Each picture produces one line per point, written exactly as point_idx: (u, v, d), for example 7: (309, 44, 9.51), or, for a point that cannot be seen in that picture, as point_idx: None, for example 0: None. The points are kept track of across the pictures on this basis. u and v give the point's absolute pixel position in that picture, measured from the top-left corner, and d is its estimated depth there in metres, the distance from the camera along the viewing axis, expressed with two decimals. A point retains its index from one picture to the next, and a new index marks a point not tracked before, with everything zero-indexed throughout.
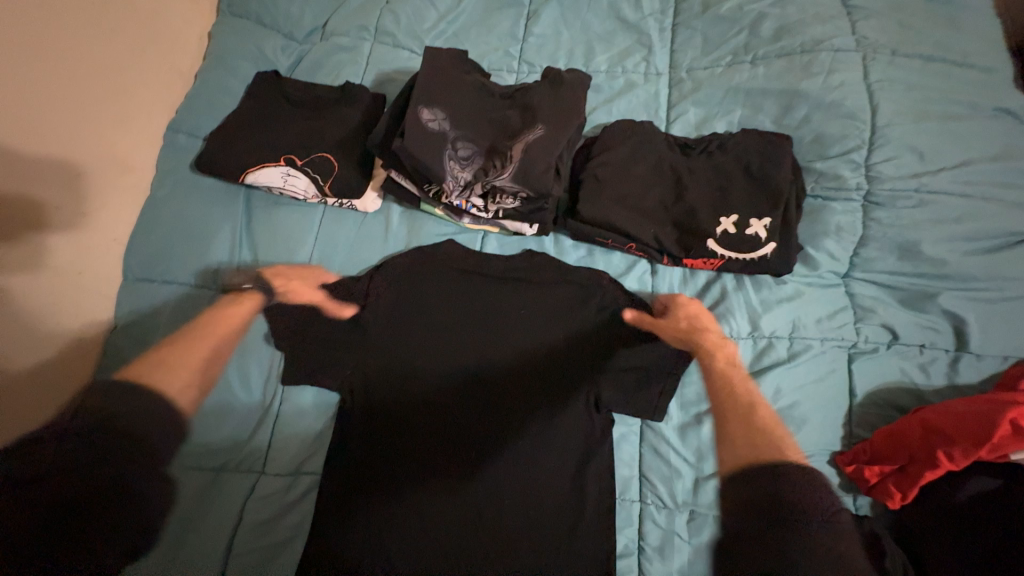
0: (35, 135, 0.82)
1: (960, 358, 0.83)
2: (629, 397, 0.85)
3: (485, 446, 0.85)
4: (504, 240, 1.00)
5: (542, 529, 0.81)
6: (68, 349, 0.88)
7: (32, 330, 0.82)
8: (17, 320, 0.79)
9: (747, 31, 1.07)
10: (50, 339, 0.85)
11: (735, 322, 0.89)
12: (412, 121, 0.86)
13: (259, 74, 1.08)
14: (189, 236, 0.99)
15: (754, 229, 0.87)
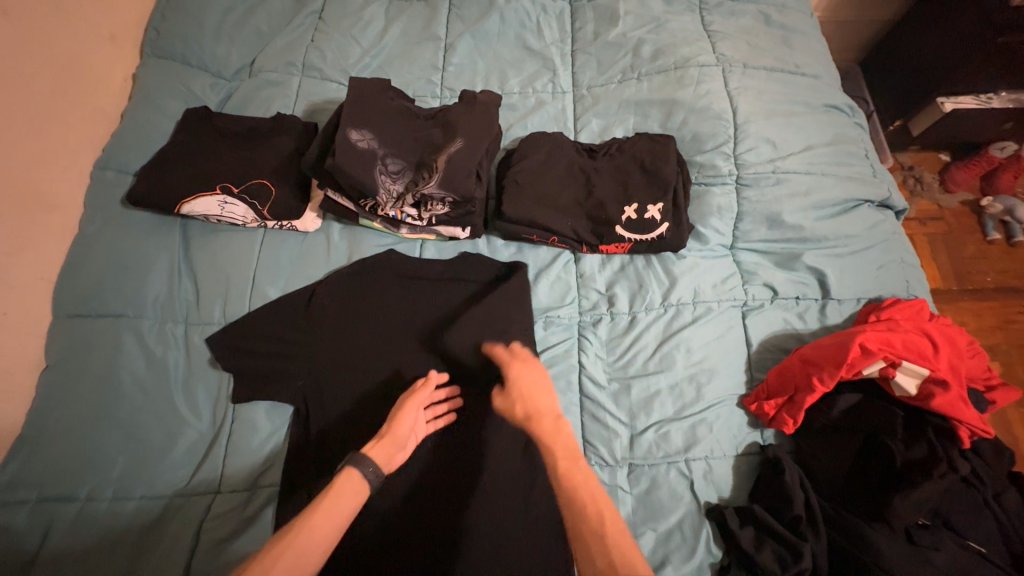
0: None
1: (827, 304, 1.02)
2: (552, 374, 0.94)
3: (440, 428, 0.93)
4: (441, 245, 1.09)
5: (499, 499, 0.87)
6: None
7: None
8: None
9: (632, 53, 1.26)
10: None
11: (649, 294, 1.03)
12: (342, 143, 0.93)
13: (189, 110, 1.13)
14: (122, 268, 0.99)
15: (651, 213, 1.02)
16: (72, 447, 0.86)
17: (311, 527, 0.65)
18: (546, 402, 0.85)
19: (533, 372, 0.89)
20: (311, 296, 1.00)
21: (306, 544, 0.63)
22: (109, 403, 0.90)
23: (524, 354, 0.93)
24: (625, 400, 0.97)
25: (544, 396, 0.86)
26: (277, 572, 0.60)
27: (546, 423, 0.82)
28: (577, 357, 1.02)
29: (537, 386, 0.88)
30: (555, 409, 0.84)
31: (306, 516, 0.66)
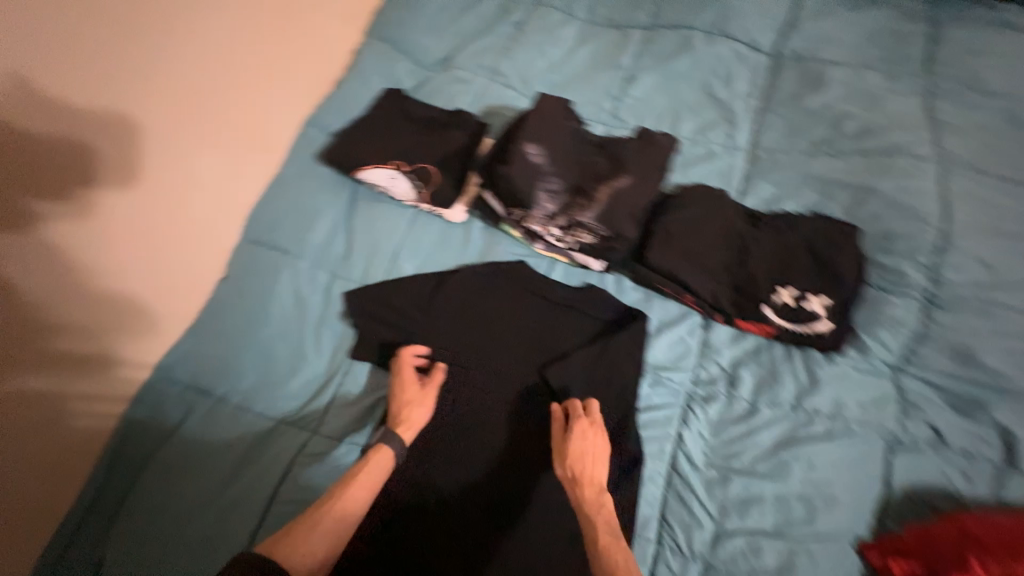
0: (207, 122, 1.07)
1: (1010, 475, 0.82)
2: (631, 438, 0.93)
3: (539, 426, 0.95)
4: (570, 270, 1.09)
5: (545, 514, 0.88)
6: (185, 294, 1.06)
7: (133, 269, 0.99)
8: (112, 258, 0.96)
9: (830, 126, 1.15)
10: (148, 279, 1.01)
11: (780, 389, 0.93)
12: (517, 153, 0.98)
13: (388, 89, 1.26)
14: (300, 212, 1.13)
15: (813, 305, 0.93)
16: (223, 350, 1.01)
17: (352, 494, 0.81)
18: (597, 470, 0.85)
19: (596, 436, 0.88)
20: (442, 282, 1.06)
21: (342, 508, 0.79)
22: (258, 324, 1.03)
23: (599, 416, 0.90)
24: (719, 494, 0.89)
25: (596, 464, 0.85)
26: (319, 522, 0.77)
27: (588, 492, 0.82)
28: (678, 427, 0.95)
29: (596, 452, 0.86)
30: (601, 480, 0.84)
31: (340, 487, 0.82)
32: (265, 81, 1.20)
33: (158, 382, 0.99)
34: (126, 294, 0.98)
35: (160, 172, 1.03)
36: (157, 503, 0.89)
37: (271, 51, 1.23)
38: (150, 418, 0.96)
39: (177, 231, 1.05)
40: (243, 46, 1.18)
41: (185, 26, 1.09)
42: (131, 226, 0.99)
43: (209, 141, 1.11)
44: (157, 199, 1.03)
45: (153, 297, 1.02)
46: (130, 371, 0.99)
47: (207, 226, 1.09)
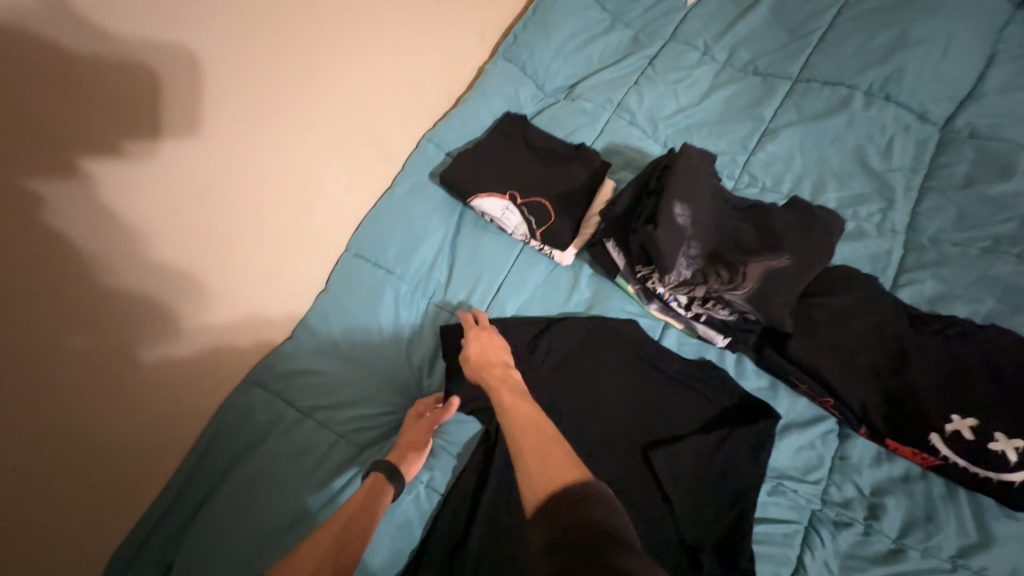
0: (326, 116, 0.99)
1: None
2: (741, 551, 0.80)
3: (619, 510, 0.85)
4: (683, 338, 0.98)
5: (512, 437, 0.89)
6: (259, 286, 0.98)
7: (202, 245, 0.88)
8: (186, 230, 0.85)
9: (1017, 221, 0.98)
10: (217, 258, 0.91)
11: (938, 535, 0.78)
12: (663, 212, 0.86)
13: (508, 113, 1.20)
14: (406, 230, 1.09)
15: (1001, 446, 0.76)
16: (317, 365, 0.99)
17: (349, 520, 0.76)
18: (500, 358, 0.88)
19: (491, 333, 0.92)
20: (547, 331, 0.97)
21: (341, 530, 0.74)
22: (353, 341, 1.00)
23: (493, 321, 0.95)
24: None
25: (498, 351, 0.90)
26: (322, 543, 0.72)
27: (496, 371, 0.84)
28: (798, 550, 0.81)
29: (477, 348, 0.90)
30: (506, 364, 0.87)
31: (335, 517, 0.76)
32: (403, 89, 1.15)
33: (249, 387, 0.98)
34: (230, 288, 0.94)
35: (296, 169, 0.99)
36: (230, 516, 0.86)
37: (418, 57, 1.17)
38: (236, 424, 0.94)
39: (294, 234, 1.02)
40: (396, 47, 1.11)
41: (353, 15, 1.01)
42: (259, 220, 0.96)
43: (343, 145, 1.06)
44: (287, 196, 0.99)
45: (259, 296, 0.99)
46: (229, 372, 0.98)
47: (320, 234, 1.07)
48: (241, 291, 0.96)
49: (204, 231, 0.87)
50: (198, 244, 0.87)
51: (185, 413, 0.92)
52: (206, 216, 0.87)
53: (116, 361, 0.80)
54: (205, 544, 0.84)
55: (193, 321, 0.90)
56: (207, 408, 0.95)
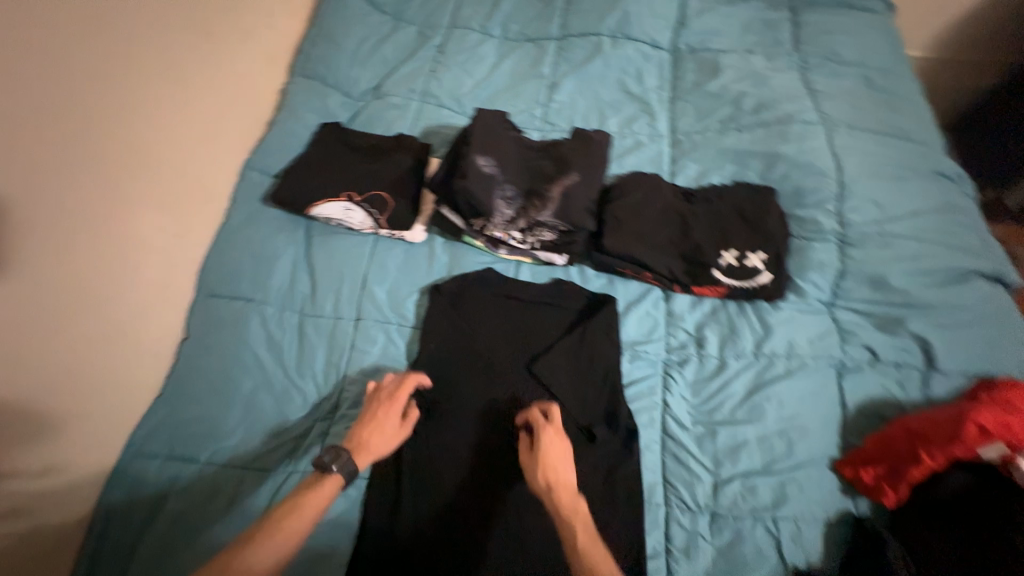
0: (110, 188, 0.96)
1: (931, 375, 0.98)
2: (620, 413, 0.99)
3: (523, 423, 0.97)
4: (535, 269, 1.14)
5: (526, 515, 0.90)
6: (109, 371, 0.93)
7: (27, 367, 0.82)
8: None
9: (733, 105, 1.30)
10: (48, 375, 0.84)
11: (741, 341, 1.03)
12: (470, 168, 1.00)
13: (323, 124, 1.26)
14: (255, 258, 1.10)
15: (752, 261, 1.04)
16: (200, 412, 0.96)
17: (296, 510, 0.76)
18: (573, 478, 0.83)
19: (558, 441, 0.86)
20: (425, 303, 1.10)
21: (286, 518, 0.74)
22: (231, 377, 0.99)
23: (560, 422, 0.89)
24: (710, 446, 0.96)
25: (566, 467, 0.84)
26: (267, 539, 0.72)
27: (567, 496, 0.80)
28: (661, 395, 1.02)
29: (555, 456, 0.84)
30: (573, 485, 0.83)
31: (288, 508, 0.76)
32: (194, 122, 1.13)
33: (128, 463, 0.92)
34: (78, 389, 0.88)
35: (94, 244, 0.92)
36: None
37: (195, 91, 1.14)
38: (127, 505, 0.89)
39: (125, 297, 0.96)
40: (171, 91, 1.09)
41: (101, 81, 0.97)
42: (80, 302, 0.89)
43: (141, 190, 1.01)
44: (99, 279, 0.93)
45: (119, 373, 0.94)
46: (93, 458, 0.90)
47: (157, 284, 1.02)
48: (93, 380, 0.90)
49: (13, 355, 0.80)
50: (13, 367, 0.80)
51: (57, 514, 0.85)
52: (16, 341, 0.80)
53: None
54: None
55: (33, 432, 0.82)
56: (87, 502, 0.89)
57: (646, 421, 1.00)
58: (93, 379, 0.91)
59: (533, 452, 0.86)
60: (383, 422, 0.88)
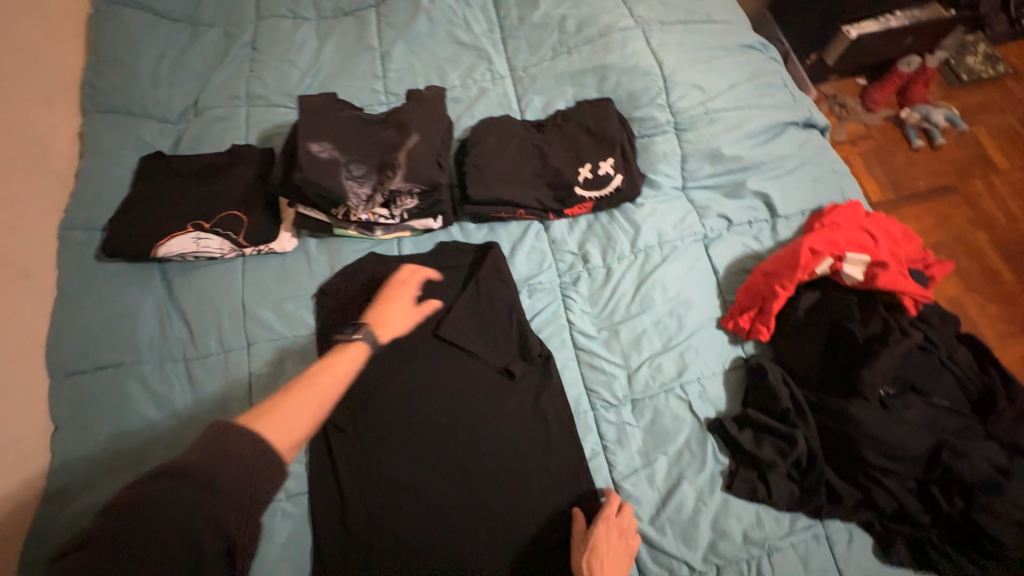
0: None
1: (776, 222, 1.12)
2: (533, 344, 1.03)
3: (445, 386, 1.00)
4: (418, 240, 1.14)
5: (511, 520, 0.91)
6: None
7: None
8: None
9: (559, 30, 1.33)
10: None
11: (618, 244, 1.11)
12: (304, 157, 0.97)
13: (144, 157, 1.14)
14: (112, 321, 1.00)
15: (604, 170, 1.11)
16: (98, 497, 0.87)
17: (322, 381, 0.79)
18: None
19: (615, 533, 0.85)
20: (315, 308, 1.07)
21: (313, 392, 0.76)
22: (127, 447, 0.92)
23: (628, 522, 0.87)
24: (616, 345, 1.05)
25: (615, 562, 0.83)
26: (292, 403, 0.74)
27: None
28: (565, 316, 1.08)
29: (610, 551, 0.83)
30: None
31: (314, 375, 0.79)
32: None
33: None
34: None
35: None
36: None
37: None
38: None
39: None
40: None
41: None
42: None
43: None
44: None
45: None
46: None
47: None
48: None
49: None
50: None
51: None
52: None
53: None
54: None
55: None
56: None
57: (558, 343, 1.06)
58: None
59: (585, 534, 0.86)
60: (396, 299, 0.98)
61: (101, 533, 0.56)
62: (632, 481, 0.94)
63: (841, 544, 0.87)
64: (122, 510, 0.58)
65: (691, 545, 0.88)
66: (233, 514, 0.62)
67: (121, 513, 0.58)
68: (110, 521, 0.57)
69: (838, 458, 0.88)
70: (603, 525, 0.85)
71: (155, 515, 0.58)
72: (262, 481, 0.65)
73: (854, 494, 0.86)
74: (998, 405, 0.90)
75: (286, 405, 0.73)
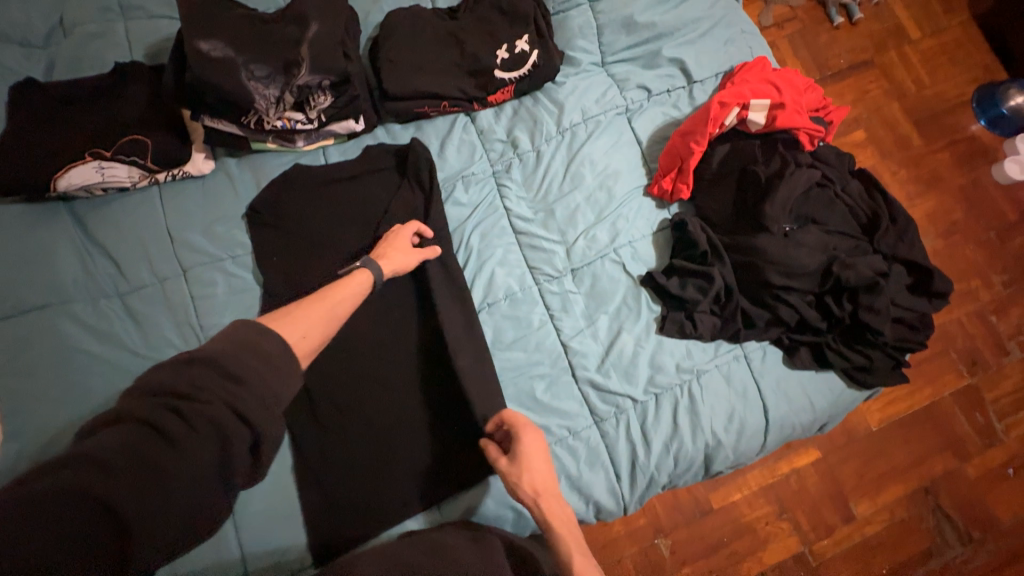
0: None
1: (693, 87, 1.16)
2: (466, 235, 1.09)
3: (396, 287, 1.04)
4: (343, 147, 1.11)
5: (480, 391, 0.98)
6: None
7: None
8: None
9: None
10: None
11: (545, 126, 1.13)
12: (194, 58, 0.92)
13: (13, 86, 1.02)
14: (28, 264, 0.95)
15: (520, 47, 1.08)
16: (59, 430, 0.87)
17: (330, 294, 0.77)
18: (551, 479, 0.78)
19: (531, 441, 0.80)
20: (246, 227, 1.04)
21: (321, 303, 0.74)
22: (78, 381, 0.91)
23: (525, 420, 0.82)
24: (553, 224, 1.10)
25: (545, 468, 0.79)
26: (303, 312, 0.70)
27: (549, 504, 0.76)
28: (502, 204, 1.11)
29: (532, 460, 0.79)
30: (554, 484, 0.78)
31: (327, 287, 0.78)
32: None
33: None
34: None
35: None
36: None
37: None
38: None
39: None
40: None
41: None
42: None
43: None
44: None
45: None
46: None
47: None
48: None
49: None
50: None
51: None
52: None
53: None
54: None
55: None
56: None
57: (498, 230, 1.10)
58: None
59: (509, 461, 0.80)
60: (397, 242, 0.96)
61: (125, 413, 0.51)
62: (578, 340, 1.03)
63: (756, 360, 1.02)
64: (94, 444, 0.48)
65: (633, 382, 1.00)
66: (260, 407, 0.54)
67: (89, 450, 0.47)
68: (136, 400, 0.52)
69: (751, 286, 1.00)
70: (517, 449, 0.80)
71: (188, 390, 0.52)
72: (290, 378, 0.59)
73: (763, 314, 0.99)
74: (883, 223, 1.02)
75: (303, 312, 0.70)
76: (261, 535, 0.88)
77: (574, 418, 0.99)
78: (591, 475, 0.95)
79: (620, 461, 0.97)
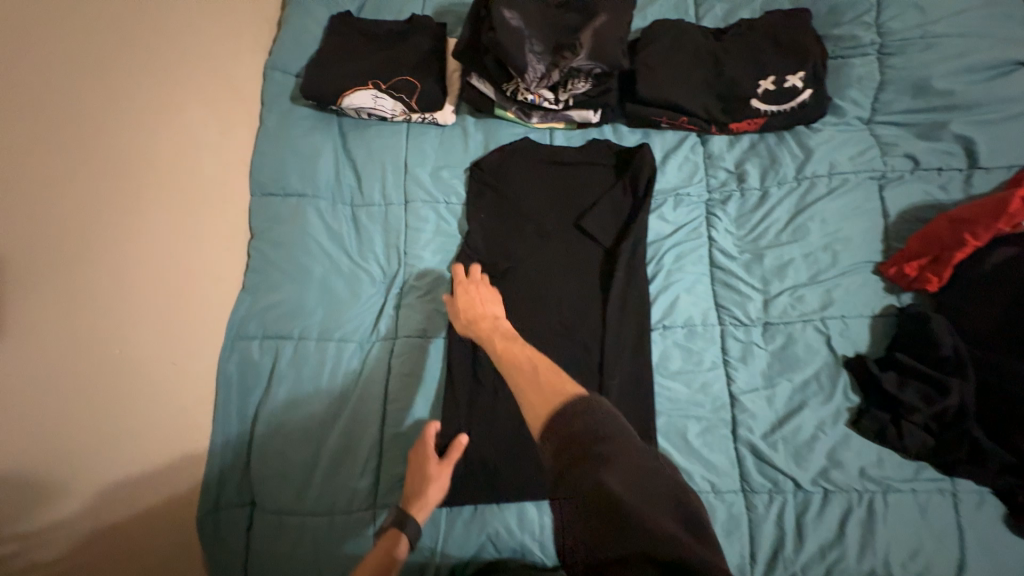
0: (167, 93, 0.96)
1: (973, 173, 1.00)
2: (662, 251, 1.06)
3: (580, 280, 1.03)
4: (569, 133, 1.15)
5: (632, 410, 0.94)
6: (213, 275, 0.99)
7: (147, 271, 0.88)
8: (132, 266, 0.85)
9: None
10: (165, 279, 0.90)
11: (782, 169, 1.06)
12: (497, 21, 1.02)
13: (335, 14, 1.21)
14: (299, 155, 1.13)
15: (792, 82, 1.04)
16: (281, 297, 1.02)
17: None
18: (492, 309, 0.92)
19: (481, 286, 0.95)
20: (468, 180, 1.12)
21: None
22: (301, 263, 1.05)
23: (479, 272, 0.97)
24: (757, 270, 1.02)
25: (488, 304, 0.92)
26: None
27: (486, 324, 0.88)
28: (707, 233, 1.06)
29: (475, 299, 0.93)
30: (497, 315, 0.91)
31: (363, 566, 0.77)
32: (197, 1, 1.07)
33: (234, 344, 0.99)
34: (183, 286, 0.94)
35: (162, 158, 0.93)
36: (280, 447, 0.92)
37: None
38: (242, 377, 0.97)
39: (175, 199, 0.94)
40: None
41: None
42: (107, 152, 0.83)
43: (155, 57, 0.95)
44: (174, 189, 0.95)
45: (177, 236, 0.94)
46: (189, 335, 0.93)
47: (193, 154, 1.00)
48: (151, 239, 0.89)
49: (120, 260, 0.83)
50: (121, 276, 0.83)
51: (184, 390, 0.91)
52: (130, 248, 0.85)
53: (117, 387, 0.81)
54: (272, 470, 0.91)
55: (164, 327, 0.89)
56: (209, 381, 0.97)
57: (696, 258, 1.05)
58: (200, 280, 0.97)
59: (460, 305, 0.93)
60: (425, 471, 0.86)
61: None
62: (750, 398, 0.94)
63: (967, 504, 0.85)
64: None
65: (802, 465, 0.89)
66: None
67: None
68: None
69: (993, 417, 0.83)
70: (464, 292, 0.94)
71: None
72: None
73: (1004, 456, 0.81)
74: None
75: None
76: (398, 459, 0.92)
77: (721, 477, 0.90)
78: (723, 544, 0.86)
79: (761, 544, 0.86)
